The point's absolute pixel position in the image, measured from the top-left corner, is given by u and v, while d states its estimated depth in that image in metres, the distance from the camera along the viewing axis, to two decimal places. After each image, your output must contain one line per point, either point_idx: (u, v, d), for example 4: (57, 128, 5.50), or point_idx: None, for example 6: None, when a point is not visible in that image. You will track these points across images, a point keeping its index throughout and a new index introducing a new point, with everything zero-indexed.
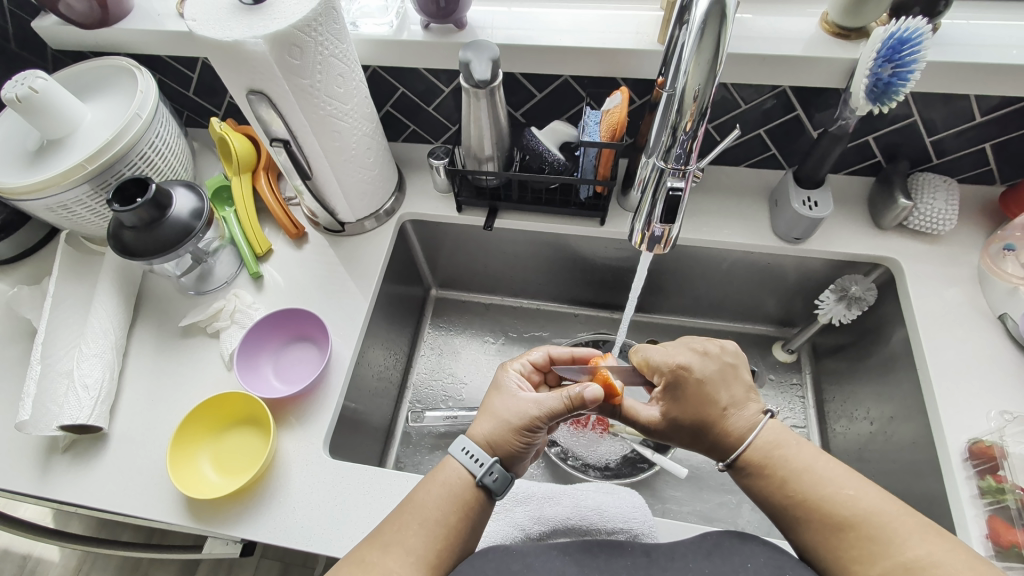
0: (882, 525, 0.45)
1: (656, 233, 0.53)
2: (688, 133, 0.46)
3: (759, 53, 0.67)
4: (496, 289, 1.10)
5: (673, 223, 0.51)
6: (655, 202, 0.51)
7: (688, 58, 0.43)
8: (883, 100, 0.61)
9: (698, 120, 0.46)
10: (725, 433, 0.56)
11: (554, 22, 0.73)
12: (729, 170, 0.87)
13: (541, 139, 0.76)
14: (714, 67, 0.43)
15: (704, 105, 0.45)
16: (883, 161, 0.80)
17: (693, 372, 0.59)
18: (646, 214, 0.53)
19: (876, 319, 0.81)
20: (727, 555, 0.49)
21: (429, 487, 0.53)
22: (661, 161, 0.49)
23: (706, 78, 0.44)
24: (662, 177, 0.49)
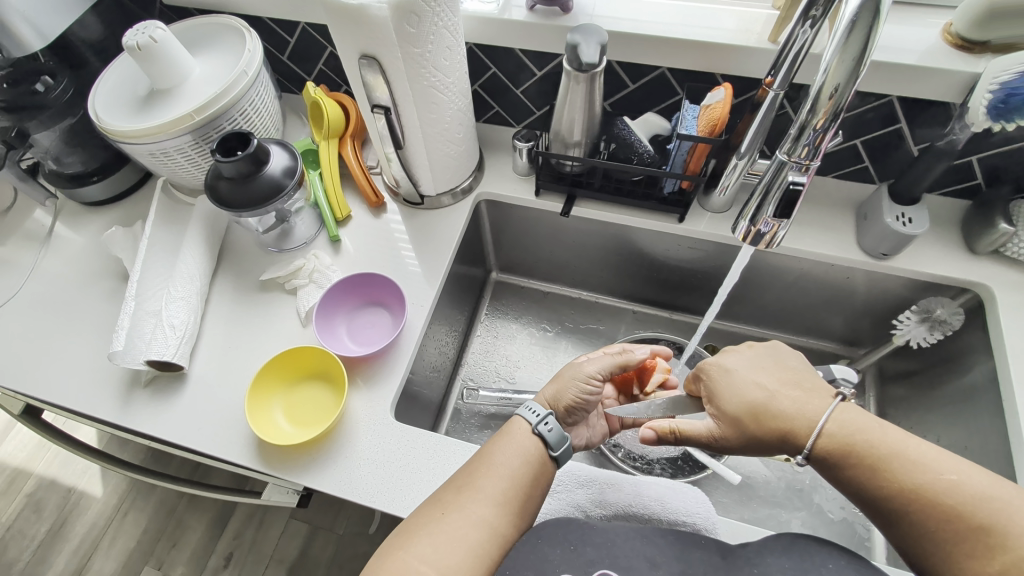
0: (993, 514, 0.43)
1: (762, 230, 0.52)
2: (818, 130, 0.45)
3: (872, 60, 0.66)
4: (556, 279, 1.10)
5: (786, 220, 0.50)
6: (768, 197, 0.51)
7: (831, 56, 0.43)
8: (1004, 119, 0.59)
9: (830, 119, 0.45)
10: (784, 425, 0.53)
11: (660, 13, 0.73)
12: (815, 180, 0.85)
13: (634, 128, 0.77)
14: (859, 66, 0.42)
15: (839, 105, 0.44)
16: (982, 184, 0.78)
17: (725, 367, 0.58)
18: (754, 210, 0.52)
19: (958, 346, 0.78)
20: (807, 552, 0.47)
21: (503, 445, 0.55)
22: (783, 156, 0.49)
23: (849, 76, 0.43)
24: (782, 173, 0.49)
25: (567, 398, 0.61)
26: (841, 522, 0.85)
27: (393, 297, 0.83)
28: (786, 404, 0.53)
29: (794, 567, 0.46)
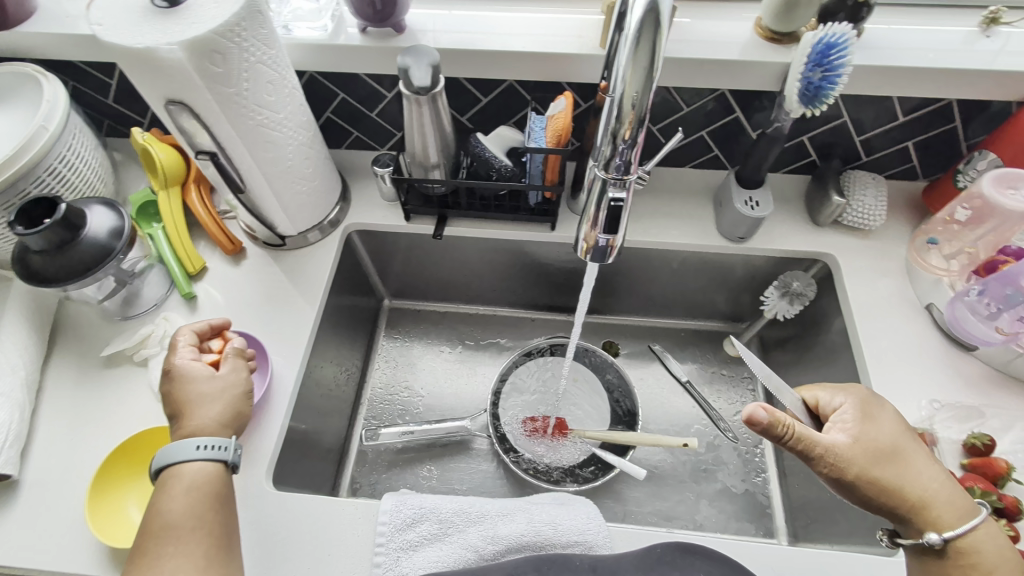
0: None
1: (600, 243, 0.52)
2: (628, 141, 0.45)
3: (696, 58, 0.68)
4: (452, 296, 1.08)
5: (619, 232, 0.51)
6: (598, 212, 0.50)
7: (625, 67, 0.42)
8: (815, 104, 0.62)
9: (637, 128, 0.45)
10: (918, 495, 0.52)
11: (495, 27, 0.72)
12: (675, 171, 0.87)
13: (487, 144, 0.75)
14: (651, 74, 0.42)
15: (643, 112, 0.44)
16: (818, 160, 0.80)
17: (875, 407, 0.57)
18: (589, 225, 0.52)
19: (817, 313, 0.82)
20: None
21: (173, 498, 0.53)
22: (602, 170, 0.48)
23: (645, 84, 0.42)
24: (605, 187, 0.49)
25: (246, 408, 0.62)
26: (742, 493, 0.90)
27: (249, 347, 0.75)
28: (921, 469, 0.53)
29: None
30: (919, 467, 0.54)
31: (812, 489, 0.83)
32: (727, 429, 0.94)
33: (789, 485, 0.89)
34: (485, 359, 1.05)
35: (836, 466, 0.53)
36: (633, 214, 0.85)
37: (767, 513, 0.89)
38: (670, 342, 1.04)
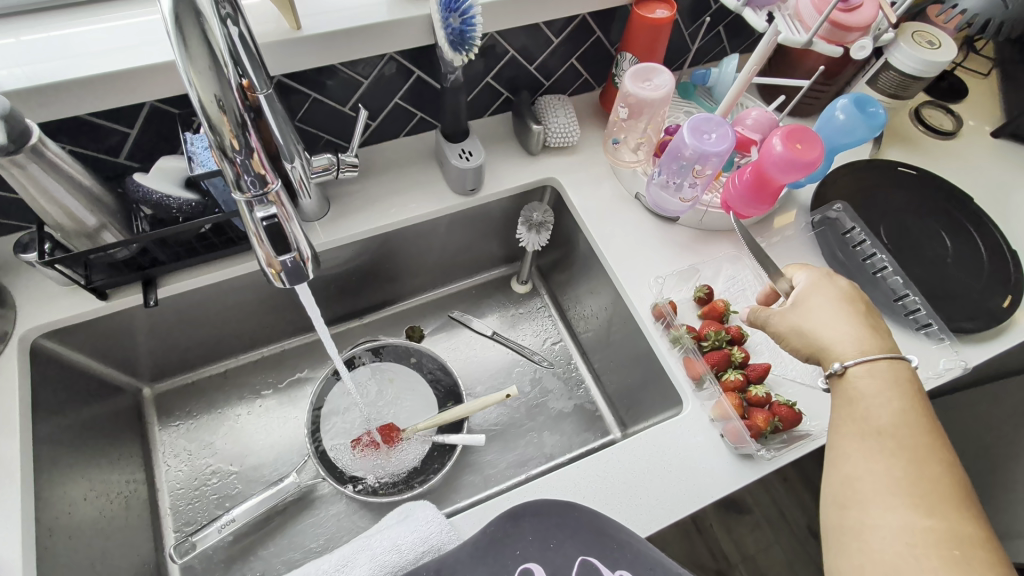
0: (952, 481, 0.46)
1: (285, 269, 0.44)
2: (240, 150, 0.37)
3: (339, 29, 0.61)
4: (225, 352, 0.94)
5: (296, 249, 0.43)
6: (258, 238, 0.42)
7: (183, 67, 0.33)
8: (466, 49, 0.60)
9: (242, 132, 0.37)
10: (821, 342, 0.55)
11: (91, 43, 0.58)
12: (392, 144, 0.83)
13: (151, 185, 0.63)
14: (220, 67, 0.34)
15: (239, 113, 0.36)
16: (510, 95, 0.83)
17: (819, 291, 0.58)
18: (260, 254, 0.43)
19: (565, 232, 0.86)
20: (499, 553, 0.53)
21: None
22: (234, 192, 0.39)
23: (219, 81, 0.35)
24: (248, 209, 0.40)
25: None
26: (573, 410, 0.91)
27: None
28: (837, 326, 0.55)
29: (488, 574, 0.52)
30: (823, 313, 0.57)
31: (619, 376, 0.85)
32: (541, 359, 0.94)
33: (605, 381, 0.91)
34: (292, 401, 0.94)
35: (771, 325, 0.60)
36: (367, 199, 0.79)
37: (599, 416, 0.90)
38: (464, 305, 1.00)
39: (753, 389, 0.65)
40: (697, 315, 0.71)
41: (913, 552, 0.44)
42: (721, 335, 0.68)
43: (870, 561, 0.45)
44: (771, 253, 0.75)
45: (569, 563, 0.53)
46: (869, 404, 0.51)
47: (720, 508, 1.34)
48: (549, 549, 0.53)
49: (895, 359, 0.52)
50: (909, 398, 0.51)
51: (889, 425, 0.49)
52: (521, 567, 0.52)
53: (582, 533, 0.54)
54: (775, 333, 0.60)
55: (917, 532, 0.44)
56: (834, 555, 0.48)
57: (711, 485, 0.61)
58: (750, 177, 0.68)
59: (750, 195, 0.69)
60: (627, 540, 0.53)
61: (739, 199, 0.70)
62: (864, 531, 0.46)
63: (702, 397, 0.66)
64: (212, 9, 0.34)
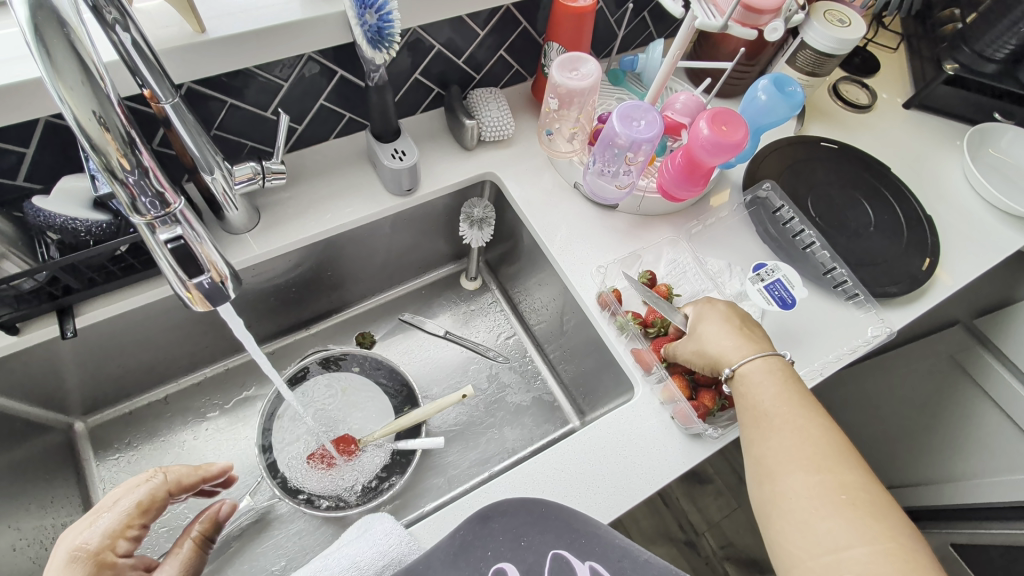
0: (841, 445, 0.51)
1: (202, 291, 0.42)
2: (133, 170, 0.35)
3: (249, 30, 0.57)
4: (163, 376, 0.89)
5: (211, 269, 0.41)
6: (167, 262, 0.39)
7: (51, 85, 0.30)
8: (384, 46, 0.59)
9: (132, 150, 0.34)
10: (715, 357, 0.61)
11: None
12: (322, 147, 0.80)
13: (54, 208, 0.58)
14: (96, 84, 0.32)
15: (125, 131, 0.34)
16: (440, 90, 0.81)
17: (706, 318, 0.64)
18: (172, 278, 0.41)
19: (509, 225, 0.86)
20: (469, 555, 0.49)
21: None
22: (134, 215, 0.37)
23: (97, 98, 0.32)
24: (152, 232, 0.38)
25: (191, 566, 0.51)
26: (532, 402, 0.91)
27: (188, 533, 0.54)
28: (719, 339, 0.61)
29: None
30: (711, 332, 0.62)
31: (574, 365, 0.85)
32: (496, 354, 0.94)
33: (560, 371, 0.91)
34: (241, 421, 0.91)
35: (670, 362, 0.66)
36: (300, 206, 0.76)
37: (557, 406, 0.91)
38: (415, 306, 0.99)
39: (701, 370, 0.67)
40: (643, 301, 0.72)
41: (819, 514, 0.47)
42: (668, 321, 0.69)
43: (790, 525, 0.48)
44: (707, 235, 0.77)
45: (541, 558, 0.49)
46: (759, 394, 0.56)
47: (684, 480, 1.38)
48: (520, 548, 0.50)
49: (770, 354, 0.58)
50: (790, 382, 0.56)
51: (776, 408, 0.54)
52: (492, 567, 0.49)
53: (549, 527, 0.50)
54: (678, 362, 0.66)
55: (820, 487, 0.48)
56: (766, 530, 0.51)
57: (666, 468, 0.62)
58: (681, 161, 0.69)
59: (683, 179, 0.70)
60: (592, 527, 0.50)
61: (673, 183, 0.71)
62: (779, 500, 0.50)
63: (651, 382, 0.67)
64: (78, 16, 0.31)
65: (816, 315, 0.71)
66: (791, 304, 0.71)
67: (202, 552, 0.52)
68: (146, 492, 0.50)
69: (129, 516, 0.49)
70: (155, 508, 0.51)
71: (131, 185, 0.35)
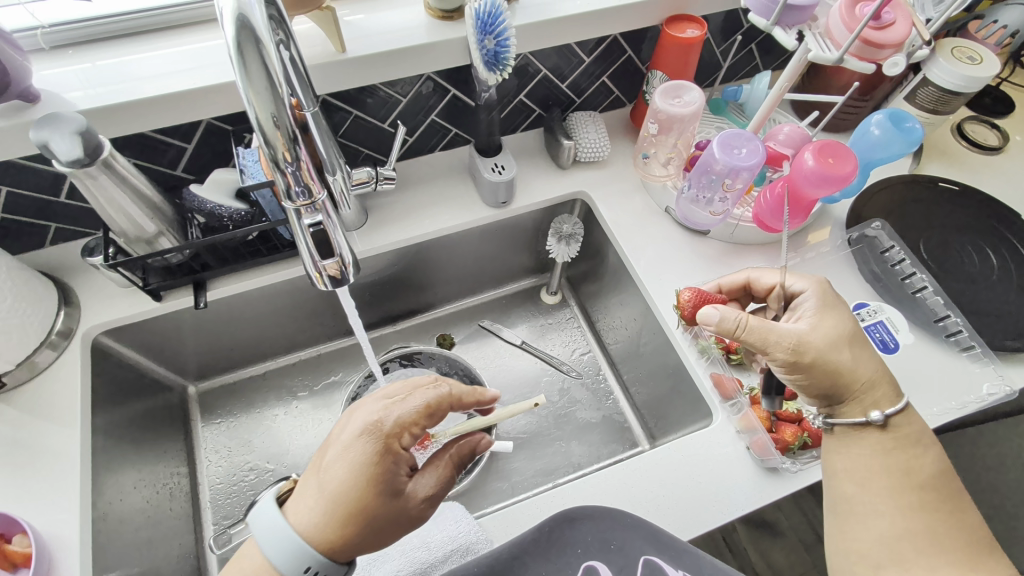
0: (961, 533, 0.50)
1: (331, 274, 0.47)
2: (292, 162, 0.40)
3: (380, 51, 0.64)
4: (266, 354, 0.98)
5: (340, 255, 0.46)
6: (307, 245, 0.45)
7: (243, 89, 0.37)
8: (499, 68, 0.64)
9: (294, 145, 0.40)
10: (851, 373, 0.54)
11: (155, 66, 0.63)
12: (428, 158, 0.86)
13: (204, 195, 0.67)
14: (276, 89, 0.37)
15: (291, 129, 0.40)
16: (541, 111, 0.85)
17: (833, 321, 0.55)
18: (308, 260, 0.47)
19: (595, 244, 0.88)
20: (557, 551, 0.54)
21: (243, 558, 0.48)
22: (285, 201, 0.43)
23: (275, 102, 0.38)
24: (298, 217, 0.44)
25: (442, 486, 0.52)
26: (601, 421, 0.91)
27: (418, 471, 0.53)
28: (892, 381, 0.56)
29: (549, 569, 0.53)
30: (852, 347, 0.55)
31: (649, 388, 0.84)
32: (568, 367, 0.95)
33: (633, 393, 0.91)
34: (325, 404, 0.98)
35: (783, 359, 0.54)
36: (404, 210, 0.83)
37: (627, 428, 0.90)
38: (495, 314, 1.03)
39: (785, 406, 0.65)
40: None
41: None
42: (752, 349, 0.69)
43: None
44: (805, 269, 0.74)
45: (633, 566, 0.53)
46: (875, 459, 0.54)
47: (752, 528, 1.30)
48: (610, 552, 0.53)
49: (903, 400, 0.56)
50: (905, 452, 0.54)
51: (898, 479, 0.52)
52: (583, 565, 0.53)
53: (640, 536, 0.53)
54: (787, 358, 0.54)
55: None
56: None
57: (739, 498, 0.61)
58: (781, 191, 0.68)
59: (780, 210, 0.69)
60: (679, 543, 0.52)
61: (769, 213, 0.71)
62: None
63: (727, 408, 0.67)
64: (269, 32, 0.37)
65: (924, 362, 0.66)
66: (893, 348, 0.67)
67: (450, 480, 0.53)
68: (429, 398, 0.51)
69: (416, 414, 0.51)
70: (438, 414, 0.52)
71: (288, 174, 0.41)
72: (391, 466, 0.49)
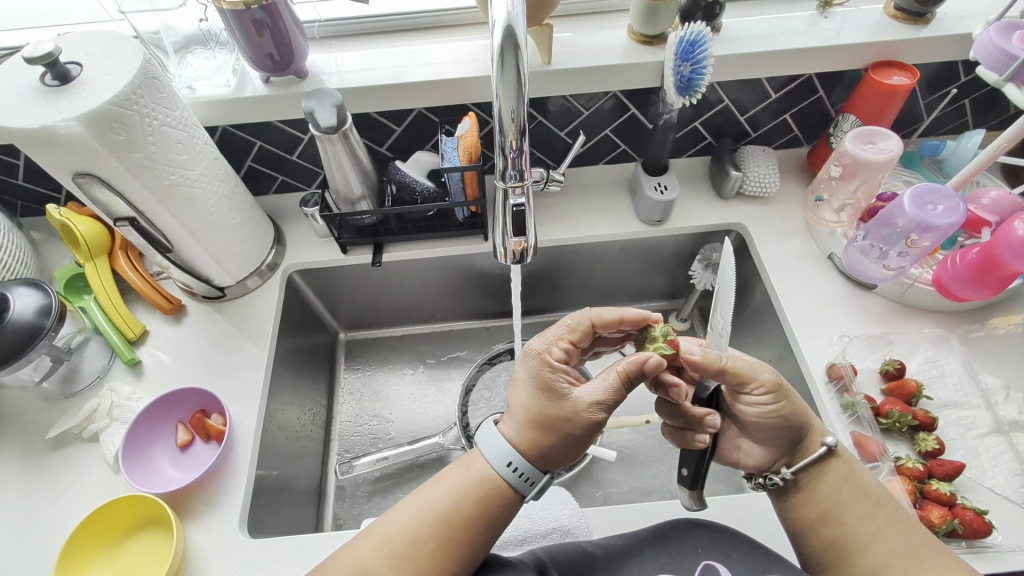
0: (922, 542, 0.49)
1: (515, 248, 0.57)
2: (516, 150, 0.49)
3: (581, 67, 0.72)
4: (406, 318, 1.06)
5: (527, 235, 0.56)
6: (504, 221, 0.55)
7: (496, 88, 0.46)
8: (691, 93, 0.67)
9: (521, 137, 0.49)
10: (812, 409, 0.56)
11: (396, 62, 0.77)
12: (591, 169, 0.92)
13: (407, 170, 0.80)
14: (521, 90, 0.46)
15: (522, 124, 0.48)
16: (712, 140, 0.86)
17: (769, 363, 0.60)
18: (500, 233, 0.57)
19: (742, 278, 0.87)
20: (677, 545, 0.55)
21: (451, 469, 0.54)
22: (500, 181, 0.52)
23: (517, 101, 0.46)
24: (506, 197, 0.53)
25: (605, 396, 0.53)
26: None
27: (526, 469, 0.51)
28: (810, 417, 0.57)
29: (667, 562, 0.54)
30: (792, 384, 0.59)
31: None
32: None
33: None
34: (449, 377, 1.02)
35: (761, 375, 0.55)
36: (561, 213, 0.89)
37: None
38: None
39: (935, 484, 0.61)
40: (880, 389, 0.70)
41: None
42: (905, 417, 0.65)
43: None
44: (985, 344, 0.71)
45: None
46: (835, 492, 0.53)
47: None
48: (731, 558, 0.53)
49: None
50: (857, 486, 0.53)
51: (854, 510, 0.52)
52: (702, 562, 0.53)
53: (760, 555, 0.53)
54: (765, 377, 0.55)
55: None
56: None
57: None
58: (975, 258, 0.64)
59: (971, 278, 0.65)
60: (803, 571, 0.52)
61: (956, 280, 0.67)
62: None
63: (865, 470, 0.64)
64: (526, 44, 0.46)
65: None
66: None
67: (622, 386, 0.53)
68: (581, 320, 0.58)
69: (562, 337, 0.58)
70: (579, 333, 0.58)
71: (509, 159, 0.51)
72: (551, 374, 0.55)
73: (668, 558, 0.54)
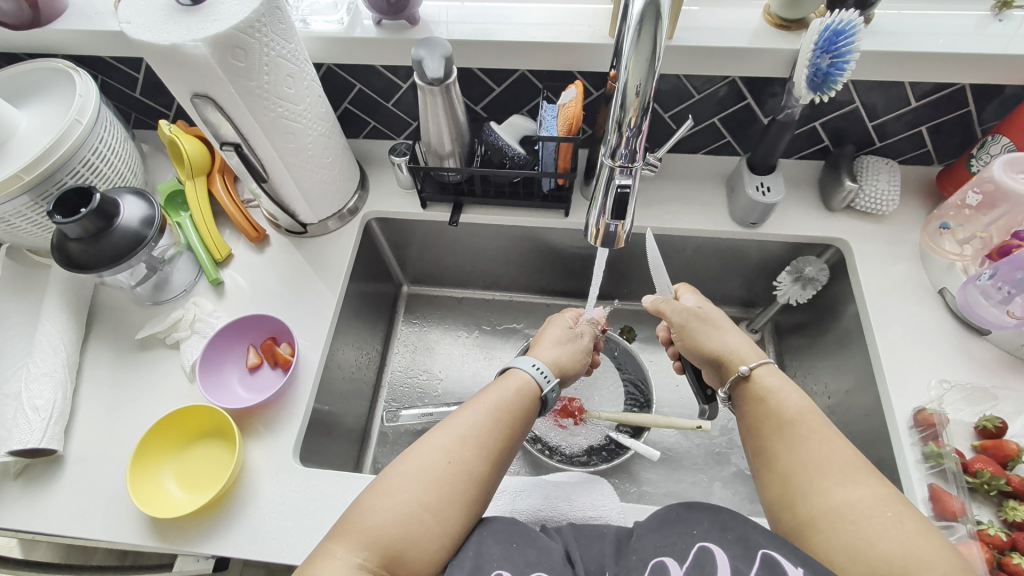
0: None
1: (610, 229, 0.55)
2: (633, 127, 0.47)
3: (706, 46, 0.67)
4: (468, 283, 1.06)
5: (625, 218, 0.53)
6: (605, 199, 0.53)
7: (627, 56, 0.43)
8: (824, 89, 0.61)
9: (641, 114, 0.46)
10: (764, 389, 0.56)
11: (509, 18, 0.74)
12: (688, 158, 0.87)
13: (501, 134, 0.77)
14: (653, 63, 0.43)
15: (646, 100, 0.46)
16: (830, 144, 0.80)
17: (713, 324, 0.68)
18: (598, 211, 0.55)
19: (830, 297, 0.81)
20: (676, 526, 0.50)
21: (494, 388, 0.57)
22: (609, 159, 0.50)
23: (646, 73, 0.44)
24: (611, 175, 0.51)
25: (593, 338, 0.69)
26: None
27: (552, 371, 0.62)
28: (799, 427, 0.52)
29: (664, 545, 0.49)
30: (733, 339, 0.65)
31: None
32: None
33: None
34: (502, 346, 1.02)
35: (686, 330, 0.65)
36: (647, 199, 0.85)
37: None
38: None
39: (1016, 558, 0.56)
40: (971, 444, 0.64)
41: None
42: (996, 480, 0.60)
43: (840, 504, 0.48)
44: None
45: (750, 557, 0.45)
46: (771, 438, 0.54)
47: None
48: (728, 538, 0.47)
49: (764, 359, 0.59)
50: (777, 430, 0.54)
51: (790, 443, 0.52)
52: (698, 544, 0.47)
53: (756, 532, 0.47)
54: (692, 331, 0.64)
55: None
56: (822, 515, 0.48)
57: None
58: None
59: None
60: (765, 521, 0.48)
61: None
62: None
63: None
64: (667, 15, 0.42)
65: None
66: None
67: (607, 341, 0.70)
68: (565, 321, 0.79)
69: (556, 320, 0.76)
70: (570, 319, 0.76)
71: (624, 137, 0.48)
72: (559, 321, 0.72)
73: (663, 541, 0.49)
